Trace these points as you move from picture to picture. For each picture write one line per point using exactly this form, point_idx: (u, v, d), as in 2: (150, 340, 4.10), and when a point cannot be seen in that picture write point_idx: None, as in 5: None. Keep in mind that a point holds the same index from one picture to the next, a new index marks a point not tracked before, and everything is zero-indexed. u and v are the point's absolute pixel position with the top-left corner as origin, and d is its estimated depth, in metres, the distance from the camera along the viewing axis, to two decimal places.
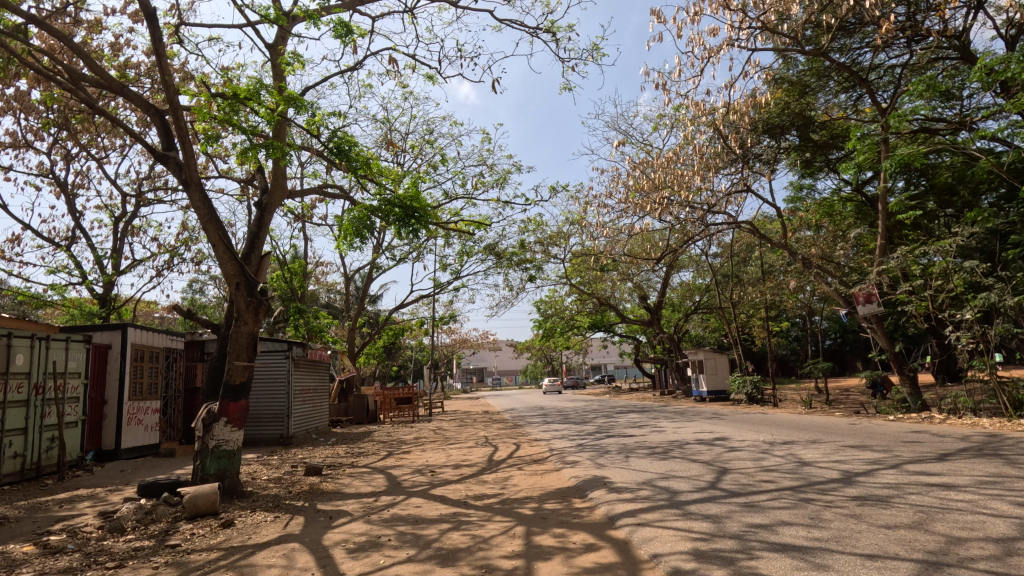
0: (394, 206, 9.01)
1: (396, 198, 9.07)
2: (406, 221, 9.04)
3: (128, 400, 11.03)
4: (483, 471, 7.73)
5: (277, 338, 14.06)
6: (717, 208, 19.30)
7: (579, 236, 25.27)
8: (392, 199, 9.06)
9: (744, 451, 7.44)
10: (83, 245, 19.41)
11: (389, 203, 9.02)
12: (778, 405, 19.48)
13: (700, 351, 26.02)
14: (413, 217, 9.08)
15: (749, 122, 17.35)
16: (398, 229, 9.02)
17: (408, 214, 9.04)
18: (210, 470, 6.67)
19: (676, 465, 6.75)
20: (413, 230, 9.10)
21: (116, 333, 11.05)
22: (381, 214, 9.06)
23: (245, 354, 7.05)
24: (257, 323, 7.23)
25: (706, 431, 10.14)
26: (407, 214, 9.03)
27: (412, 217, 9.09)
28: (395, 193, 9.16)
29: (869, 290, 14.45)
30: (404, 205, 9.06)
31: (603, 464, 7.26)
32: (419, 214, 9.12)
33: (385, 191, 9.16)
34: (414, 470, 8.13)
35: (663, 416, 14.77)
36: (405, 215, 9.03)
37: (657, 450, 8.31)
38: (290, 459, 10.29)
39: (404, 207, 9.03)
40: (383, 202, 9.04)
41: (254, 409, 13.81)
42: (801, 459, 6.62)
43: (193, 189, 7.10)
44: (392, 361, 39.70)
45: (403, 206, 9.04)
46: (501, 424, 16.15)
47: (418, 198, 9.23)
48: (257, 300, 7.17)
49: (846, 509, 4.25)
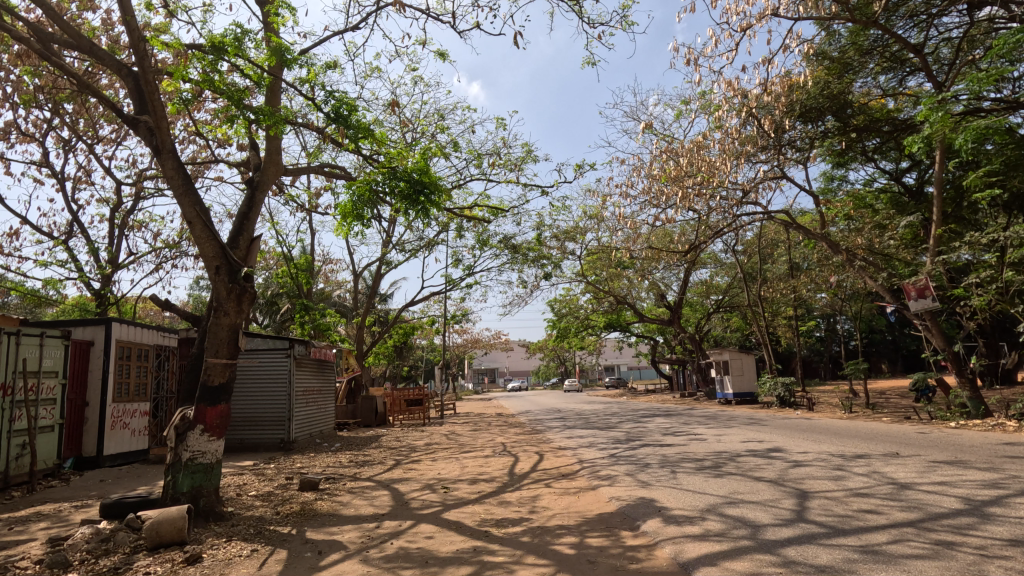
0: (401, 181, 7.98)
1: (403, 171, 8.04)
2: (415, 197, 8.01)
3: (111, 403, 10.05)
4: (504, 488, 6.59)
5: (278, 336, 13.06)
6: (747, 198, 18.06)
7: (597, 230, 24.13)
8: (399, 172, 8.03)
9: (815, 467, 6.27)
10: (81, 239, 18.59)
11: (395, 177, 7.98)
12: (814, 408, 18.16)
13: (724, 352, 24.70)
14: (423, 193, 8.04)
15: (785, 104, 16.10)
16: (406, 207, 7.98)
17: (418, 190, 8.00)
18: (183, 488, 5.64)
19: (740, 486, 5.59)
20: (423, 208, 8.05)
21: (99, 329, 10.10)
22: (387, 190, 8.01)
23: (226, 350, 5.99)
24: (241, 314, 6.15)
25: (755, 440, 8.97)
26: (416, 190, 7.99)
27: (421, 193, 8.04)
28: (403, 166, 8.12)
29: (923, 284, 13.27)
30: (413, 179, 8.03)
31: (648, 482, 6.13)
32: (430, 189, 8.07)
33: (391, 165, 8.15)
34: (423, 486, 7.03)
35: (696, 421, 13.55)
36: (414, 190, 7.99)
37: (706, 463, 7.15)
38: (287, 469, 9.23)
39: (413, 181, 7.99)
40: (388, 176, 8.02)
41: (254, 411, 12.83)
42: (895, 480, 5.44)
43: (165, 156, 6.09)
44: (403, 360, 38.78)
45: (412, 180, 8.00)
46: (519, 428, 15.02)
47: (429, 173, 8.11)
48: (241, 288, 6.08)
49: (1017, 564, 3.11)
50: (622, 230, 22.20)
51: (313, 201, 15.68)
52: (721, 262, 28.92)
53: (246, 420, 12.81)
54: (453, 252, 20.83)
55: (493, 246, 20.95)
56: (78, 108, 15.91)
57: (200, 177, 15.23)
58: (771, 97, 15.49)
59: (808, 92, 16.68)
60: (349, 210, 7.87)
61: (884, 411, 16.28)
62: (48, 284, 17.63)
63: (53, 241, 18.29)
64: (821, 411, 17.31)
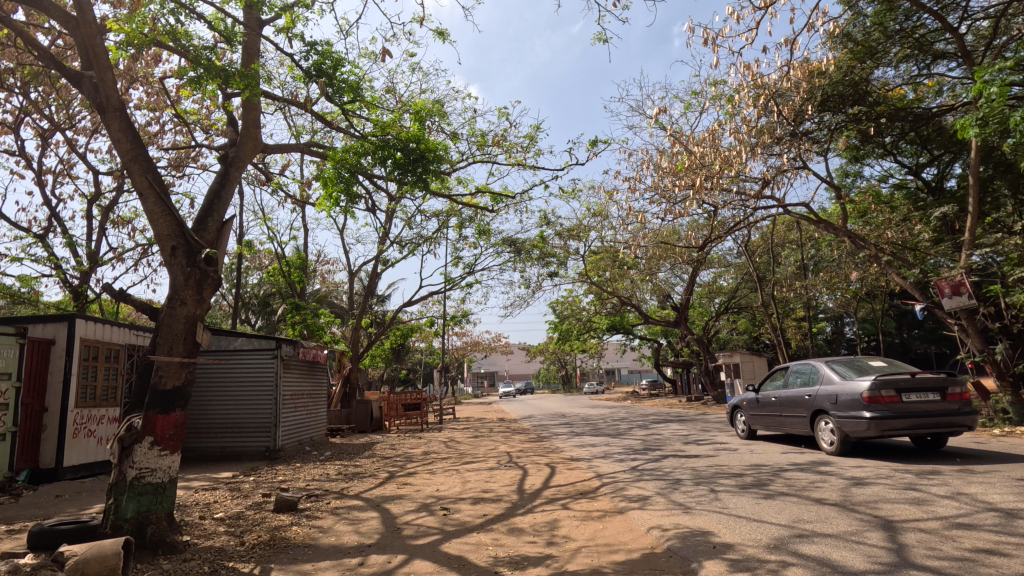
0: (394, 149, 7.11)
1: (397, 139, 7.17)
2: (411, 167, 7.11)
3: (73, 408, 9.05)
4: (514, 510, 5.61)
5: (265, 335, 12.07)
6: (762, 193, 17.08)
7: (603, 227, 23.18)
8: (392, 140, 7.16)
9: (885, 487, 5.27)
10: (59, 233, 17.57)
11: (386, 145, 7.11)
12: None
13: (735, 354, 23.72)
14: (419, 162, 7.13)
15: (805, 90, 15.13)
16: (401, 177, 7.09)
17: (414, 159, 7.11)
18: (127, 515, 4.67)
19: (804, 511, 4.59)
20: (421, 180, 7.15)
21: (62, 326, 9.12)
22: (378, 158, 7.13)
23: (182, 347, 4.98)
24: (201, 305, 5.12)
25: (795, 450, 7.96)
26: (412, 158, 7.10)
27: (417, 163, 7.14)
28: (396, 133, 7.26)
29: (957, 280, 12.46)
30: (407, 147, 7.15)
31: (687, 505, 5.14)
32: (428, 157, 7.16)
33: (383, 133, 7.29)
34: (419, 506, 6.02)
35: (716, 428, 12.54)
36: (409, 159, 7.11)
37: (748, 480, 6.15)
38: (267, 483, 8.22)
39: (408, 149, 7.11)
40: (379, 143, 7.16)
41: (236, 417, 11.84)
42: (997, 506, 4.44)
43: (110, 115, 5.09)
44: (401, 364, 37.75)
45: (407, 148, 7.12)
46: (524, 435, 14.01)
47: (426, 139, 7.24)
48: (201, 273, 5.08)
49: None
50: (629, 227, 21.20)
51: (303, 194, 14.76)
52: (729, 262, 27.98)
53: (228, 427, 11.81)
54: (453, 249, 19.88)
55: (495, 243, 19.97)
56: (53, 93, 14.91)
57: (184, 166, 14.26)
58: (792, 83, 14.54)
59: (829, 78, 15.81)
60: (333, 182, 6.95)
61: None
62: (22, 280, 16.54)
63: (29, 236, 17.31)
64: None
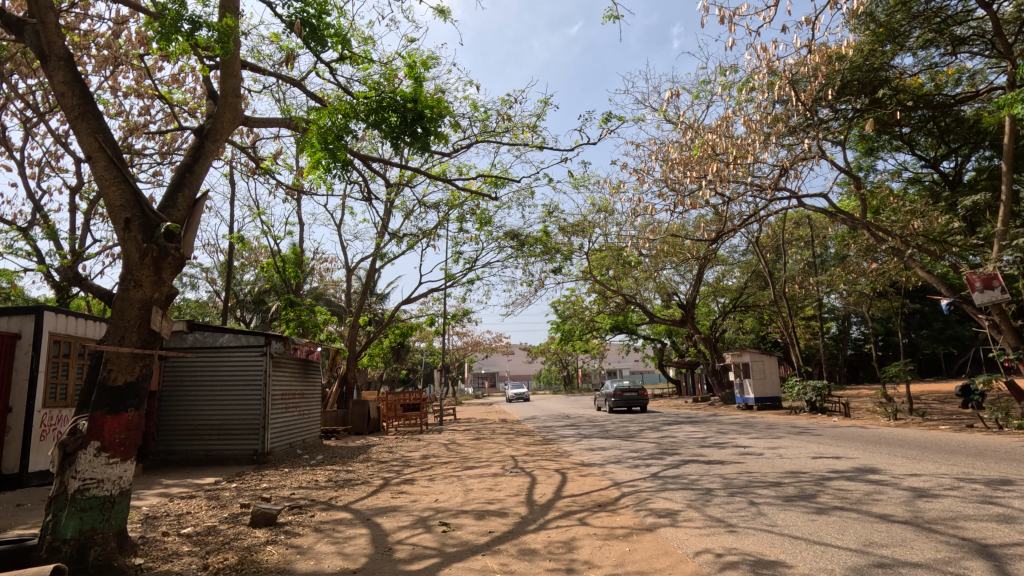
0: (388, 110, 6.63)
1: (391, 98, 6.68)
2: (409, 130, 6.61)
3: (41, 408, 8.31)
4: (524, 525, 4.89)
5: (252, 331, 11.34)
6: (775, 185, 16.35)
7: (608, 222, 22.45)
8: (387, 99, 6.68)
9: (959, 501, 4.52)
10: (41, 225, 16.82)
11: (380, 106, 6.62)
12: (852, 415, 16.46)
13: (744, 354, 22.95)
14: (417, 125, 6.60)
15: (824, 75, 14.36)
16: (397, 141, 6.57)
17: (410, 122, 6.60)
18: (66, 535, 3.92)
19: (874, 532, 3.84)
20: (417, 143, 6.65)
21: (29, 319, 8.39)
22: (370, 121, 6.63)
23: (135, 336, 4.23)
24: (158, 287, 4.37)
25: (831, 456, 7.24)
26: (409, 120, 6.59)
27: (412, 125, 6.62)
28: (391, 93, 6.77)
29: (989, 274, 11.72)
30: (403, 108, 6.66)
31: (729, 522, 4.40)
32: (426, 119, 6.63)
33: (376, 93, 6.79)
34: (415, 521, 5.28)
35: (733, 429, 11.83)
36: (405, 121, 6.60)
37: (789, 490, 5.43)
38: (249, 491, 7.49)
39: (405, 111, 6.61)
40: (374, 104, 6.69)
41: (222, 419, 11.11)
42: None
43: (53, 65, 4.40)
44: (400, 363, 36.99)
45: (403, 110, 6.61)
46: (528, 437, 13.29)
47: (421, 98, 6.69)
48: (158, 249, 4.34)
49: None
50: (635, 221, 20.47)
51: (297, 184, 14.06)
52: (735, 260, 27.27)
53: (213, 429, 11.08)
54: (453, 244, 19.16)
55: (496, 238, 19.23)
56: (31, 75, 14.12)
57: (171, 153, 13.50)
58: (810, 68, 13.80)
59: (847, 63, 14.89)
60: (320, 143, 6.42)
61: (936, 418, 14.61)
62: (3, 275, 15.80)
63: (11, 228, 16.57)
64: (861, 417, 15.67)
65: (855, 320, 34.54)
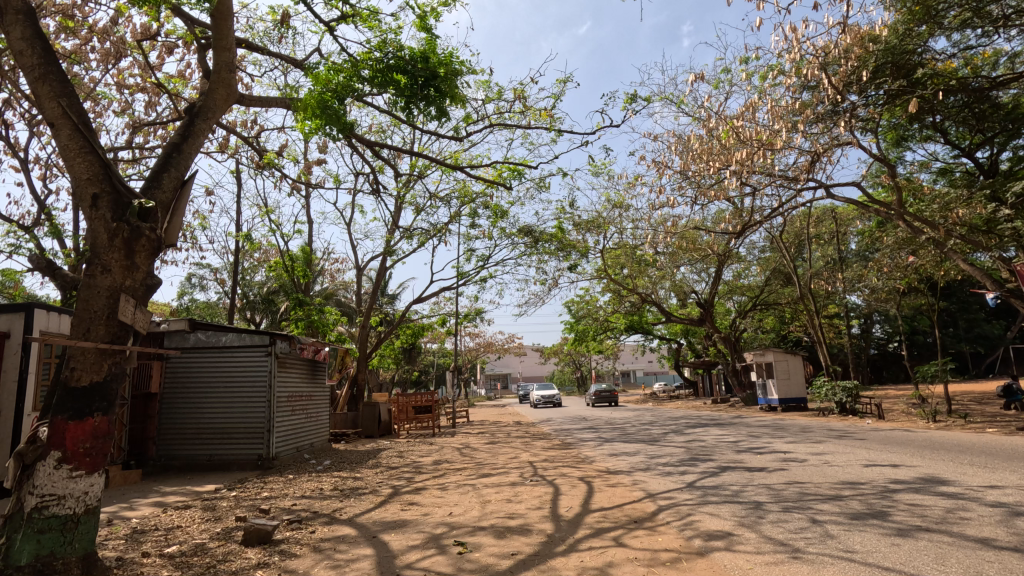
0: (398, 71, 6.27)
1: (399, 58, 6.35)
2: (420, 92, 6.26)
3: (30, 412, 7.82)
4: (551, 545, 4.26)
5: (256, 330, 10.84)
6: (802, 176, 15.57)
7: (624, 218, 21.75)
8: (396, 60, 6.33)
9: None
10: (46, 224, 16.46)
11: (388, 66, 6.30)
12: (886, 417, 15.60)
13: (768, 353, 22.12)
14: (429, 86, 6.27)
15: (857, 57, 13.53)
16: (408, 103, 6.25)
17: (421, 83, 6.25)
18: (21, 561, 3.35)
19: (982, 563, 3.15)
20: (431, 104, 6.27)
21: (18, 317, 7.92)
22: (374, 82, 6.28)
23: (103, 329, 3.69)
24: (132, 273, 3.83)
25: (887, 464, 6.52)
26: (420, 82, 6.24)
27: (425, 83, 6.25)
28: (400, 53, 6.42)
29: None
30: (414, 68, 6.30)
31: (796, 546, 3.73)
32: (439, 78, 6.28)
33: (382, 52, 6.44)
34: (427, 539, 4.67)
35: (766, 432, 11.07)
36: (416, 82, 6.25)
37: (854, 505, 4.72)
38: (249, 501, 6.93)
39: (415, 71, 6.24)
40: (381, 66, 6.35)
41: (226, 423, 10.60)
42: None
43: (11, 20, 3.95)
44: (412, 365, 36.49)
45: (415, 70, 6.26)
46: (546, 441, 12.63)
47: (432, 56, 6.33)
48: (130, 229, 3.78)
49: None
50: (652, 217, 19.74)
51: (303, 179, 13.58)
52: (754, 257, 26.40)
53: (216, 432, 10.57)
54: (466, 241, 18.61)
55: (510, 233, 18.63)
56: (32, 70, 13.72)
57: None
58: (841, 50, 13.01)
59: (880, 44, 14.05)
60: (318, 109, 6.01)
61: (979, 420, 13.75)
62: (6, 275, 15.47)
63: (15, 226, 16.24)
64: (897, 419, 14.91)
65: (878, 318, 33.44)
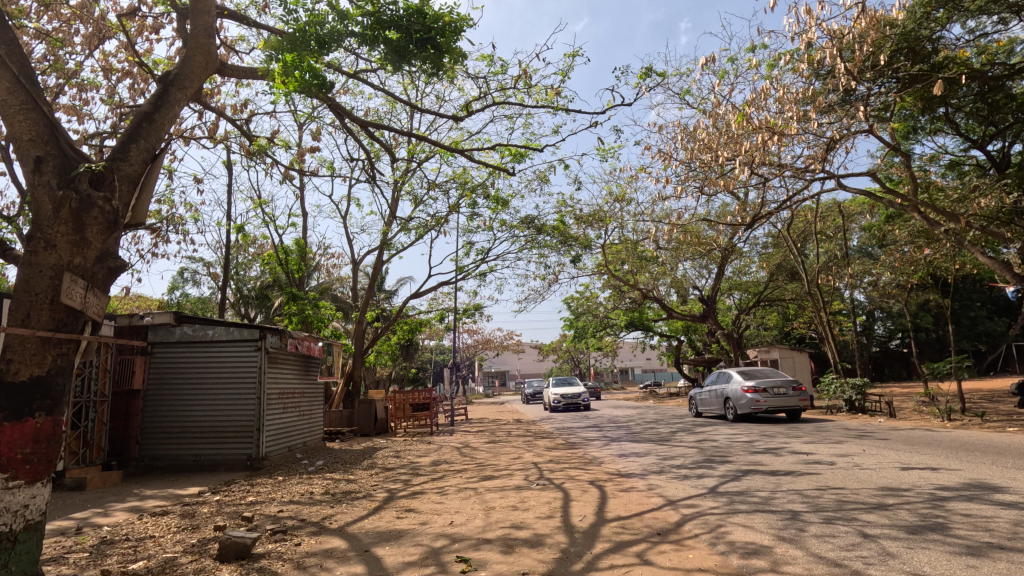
0: (390, 27, 5.91)
1: (392, 13, 5.96)
2: (419, 50, 5.96)
3: None
4: (567, 564, 3.73)
5: (246, 323, 10.30)
6: (813, 167, 15.04)
7: (627, 211, 21.21)
8: (391, 14, 5.95)
9: None
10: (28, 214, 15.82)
11: (381, 21, 5.91)
12: (900, 415, 15.04)
13: (773, 350, 21.57)
14: (427, 43, 5.97)
15: (874, 41, 12.97)
16: (404, 60, 5.99)
17: (418, 39, 5.93)
18: None
19: None
20: (431, 64, 5.99)
21: None
22: (365, 40, 5.94)
23: (45, 317, 3.17)
24: (84, 250, 3.31)
25: (924, 468, 6.01)
26: (418, 38, 5.92)
27: (423, 38, 5.94)
28: (394, 6, 6.02)
29: None
30: (409, 22, 5.95)
31: (855, 569, 3.21)
32: (437, 33, 5.97)
33: (374, 4, 6.03)
34: (426, 554, 4.14)
35: (780, 432, 10.53)
36: (412, 39, 5.93)
37: (903, 516, 4.21)
38: (232, 507, 6.37)
39: (411, 27, 5.91)
40: (374, 19, 5.94)
41: (212, 421, 10.05)
42: None
43: None
44: (409, 362, 35.91)
45: (409, 25, 5.93)
46: (548, 440, 12.09)
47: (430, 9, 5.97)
48: (80, 198, 3.28)
49: None
50: (656, 211, 19.19)
51: (296, 166, 13.02)
52: (758, 252, 25.82)
53: (202, 431, 10.03)
54: (465, 232, 18.03)
55: (509, 225, 18.04)
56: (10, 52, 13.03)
57: None
58: (858, 34, 12.46)
59: (897, 28, 13.48)
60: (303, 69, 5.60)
61: (997, 419, 13.21)
62: None
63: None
64: (910, 418, 14.42)
65: (880, 315, 33.03)
